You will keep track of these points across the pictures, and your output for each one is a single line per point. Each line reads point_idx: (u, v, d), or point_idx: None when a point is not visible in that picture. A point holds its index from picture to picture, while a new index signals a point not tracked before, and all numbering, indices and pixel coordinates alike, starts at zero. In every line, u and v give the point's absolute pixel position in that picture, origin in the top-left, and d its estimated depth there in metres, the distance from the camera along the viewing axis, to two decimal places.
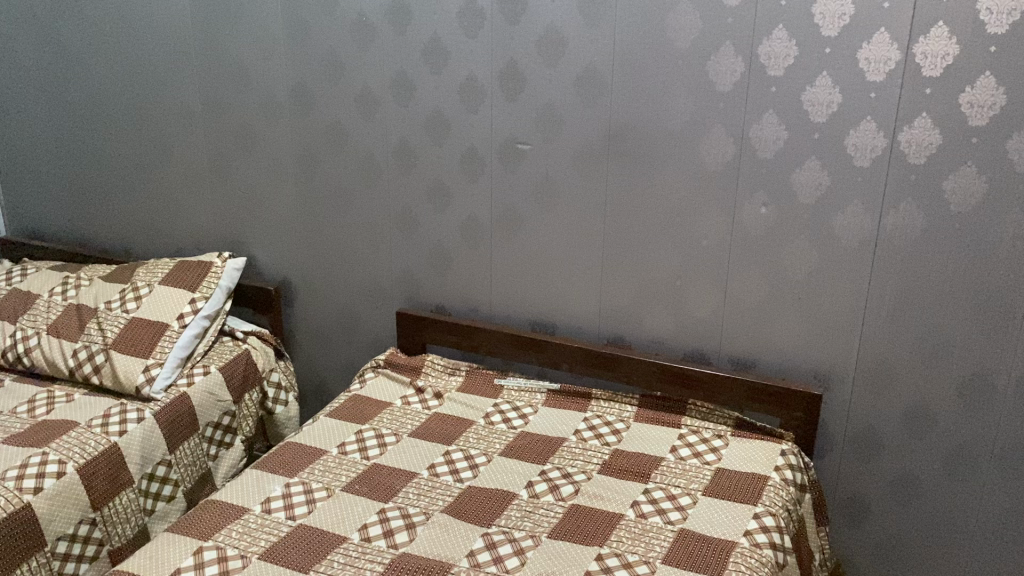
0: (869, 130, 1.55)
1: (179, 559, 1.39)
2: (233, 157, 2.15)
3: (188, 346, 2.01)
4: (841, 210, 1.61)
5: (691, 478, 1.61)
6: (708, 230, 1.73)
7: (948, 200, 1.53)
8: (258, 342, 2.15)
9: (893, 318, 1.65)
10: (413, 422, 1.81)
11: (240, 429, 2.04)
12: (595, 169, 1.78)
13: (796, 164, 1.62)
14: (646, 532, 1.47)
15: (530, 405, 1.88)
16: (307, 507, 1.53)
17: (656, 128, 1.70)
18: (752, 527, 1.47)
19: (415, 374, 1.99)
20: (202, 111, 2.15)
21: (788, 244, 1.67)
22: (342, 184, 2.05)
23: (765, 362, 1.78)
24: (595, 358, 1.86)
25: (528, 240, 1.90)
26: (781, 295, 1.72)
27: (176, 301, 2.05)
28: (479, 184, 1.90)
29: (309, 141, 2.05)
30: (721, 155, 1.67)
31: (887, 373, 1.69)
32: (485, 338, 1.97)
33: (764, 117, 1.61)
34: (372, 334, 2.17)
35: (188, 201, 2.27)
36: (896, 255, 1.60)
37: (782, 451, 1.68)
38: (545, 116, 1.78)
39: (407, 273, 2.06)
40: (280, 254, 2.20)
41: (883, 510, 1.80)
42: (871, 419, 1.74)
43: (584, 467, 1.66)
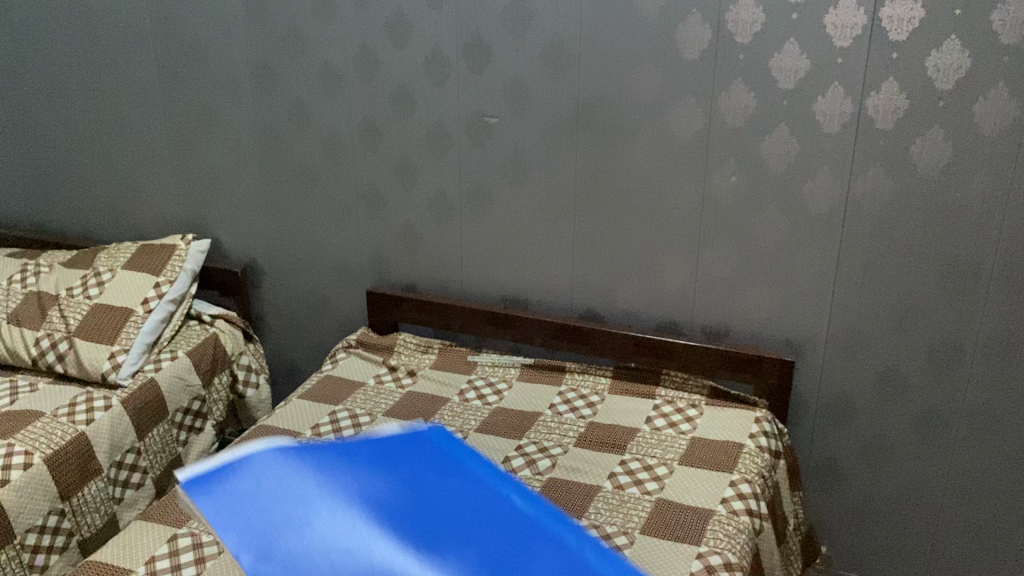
0: (836, 96, 1.54)
1: (153, 547, 1.37)
2: (194, 137, 2.11)
3: (154, 332, 1.97)
4: (811, 177, 1.61)
5: (667, 448, 1.62)
6: (679, 201, 1.72)
7: (916, 164, 1.54)
8: (226, 325, 2.11)
9: (863, 283, 1.66)
10: (387, 401, 1.80)
11: (211, 413, 2.01)
12: (565, 142, 1.76)
13: (765, 132, 1.61)
14: (624, 502, 1.47)
15: (503, 380, 1.87)
16: None
17: (624, 98, 1.68)
18: (729, 495, 1.48)
19: (387, 353, 1.97)
20: (160, 90, 2.09)
21: (758, 213, 1.67)
22: (308, 163, 2.01)
23: (738, 331, 1.79)
24: (569, 332, 1.86)
25: (498, 215, 1.89)
26: (753, 264, 1.72)
27: (140, 285, 2.01)
28: (447, 159, 1.88)
29: (272, 118, 2.00)
30: (690, 125, 1.66)
31: (858, 338, 1.70)
32: (458, 315, 1.95)
33: (732, 85, 1.60)
34: (343, 314, 2.15)
35: (149, 184, 2.21)
36: (865, 221, 1.61)
37: (756, 418, 1.69)
38: (513, 89, 1.76)
39: (376, 251, 2.04)
40: (246, 235, 2.16)
41: (856, 474, 1.82)
42: (842, 384, 1.75)
43: (561, 440, 1.65)
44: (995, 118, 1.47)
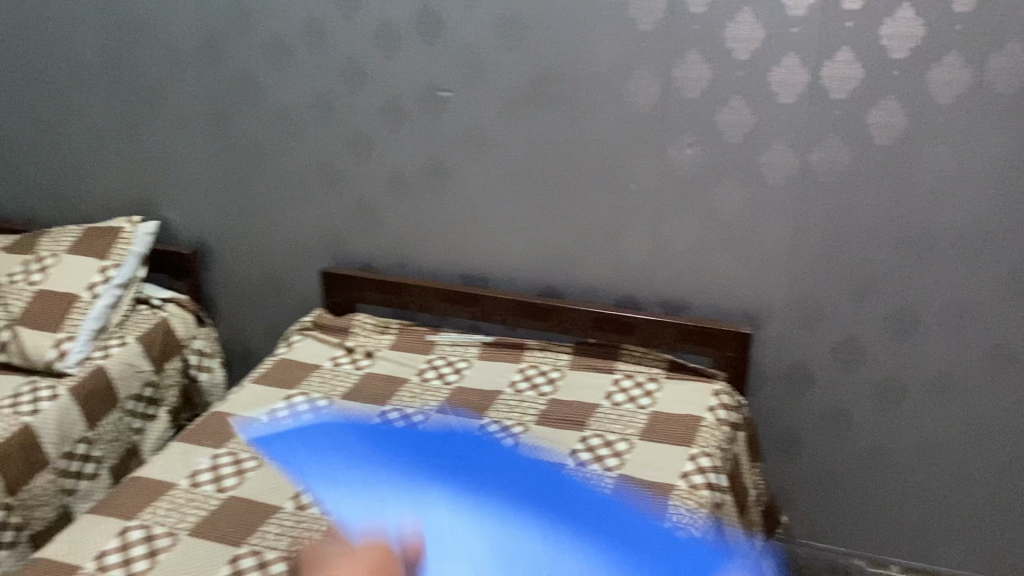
0: (792, 66, 1.53)
1: (103, 541, 1.33)
2: (138, 116, 2.04)
3: (101, 318, 1.91)
4: (767, 147, 1.60)
5: (627, 424, 1.61)
6: (637, 174, 1.70)
7: (871, 134, 1.53)
8: (177, 309, 2.05)
9: (820, 254, 1.65)
10: (344, 383, 1.77)
11: (164, 399, 1.97)
12: (519, 115, 1.73)
13: (721, 104, 1.59)
14: (585, 480, 1.46)
15: (463, 359, 1.85)
16: (237, 478, 1.48)
17: (579, 70, 1.65)
18: (688, 469, 1.48)
19: (344, 334, 1.93)
20: (100, 67, 2.01)
21: (715, 185, 1.66)
22: (257, 141, 1.96)
23: (697, 304, 1.78)
24: (528, 309, 1.84)
25: (454, 192, 1.85)
26: (711, 236, 1.71)
27: (85, 270, 1.94)
28: (400, 134, 1.83)
29: (218, 95, 1.94)
30: (646, 97, 1.63)
31: (815, 308, 1.71)
32: (415, 294, 1.92)
33: (687, 56, 1.58)
34: (298, 295, 2.10)
35: (92, 165, 2.14)
36: (821, 192, 1.60)
37: (715, 390, 1.69)
38: (465, 62, 1.72)
39: (329, 231, 1.99)
40: (195, 216, 2.10)
41: (815, 443, 1.83)
42: (801, 355, 1.76)
43: (521, 418, 1.64)
44: (948, 86, 1.47)
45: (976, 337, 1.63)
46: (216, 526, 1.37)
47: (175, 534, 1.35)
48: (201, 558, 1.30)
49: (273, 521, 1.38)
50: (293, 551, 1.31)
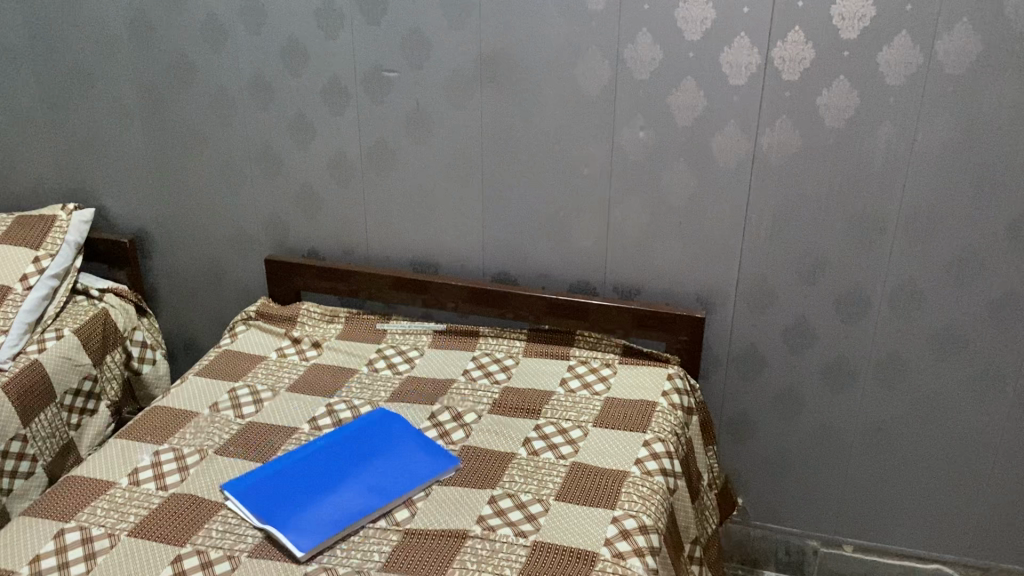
0: (743, 46, 1.51)
1: (37, 544, 1.27)
2: (69, 98, 1.95)
3: (36, 310, 1.83)
4: (718, 129, 1.58)
5: (581, 410, 1.59)
6: (588, 157, 1.67)
7: (822, 115, 1.53)
8: (116, 299, 1.98)
9: (772, 237, 1.65)
10: (291, 374, 1.72)
11: (104, 393, 1.90)
12: (468, 97, 1.69)
13: (672, 85, 1.57)
14: (539, 469, 1.44)
15: (414, 347, 1.81)
16: (180, 475, 1.43)
17: (527, 51, 1.61)
18: (642, 456, 1.46)
19: (291, 324, 1.88)
20: (27, 47, 1.92)
21: (667, 168, 1.64)
22: (196, 124, 1.89)
23: (650, 288, 1.77)
24: (481, 295, 1.80)
25: (401, 176, 1.81)
26: (663, 220, 1.69)
27: (16, 260, 1.85)
28: (345, 117, 1.78)
29: (153, 76, 1.86)
30: (596, 78, 1.60)
31: (767, 291, 1.70)
32: (364, 281, 1.87)
33: (638, 37, 1.55)
34: (243, 283, 2.04)
35: (21, 149, 2.05)
36: (772, 174, 1.59)
37: (669, 375, 1.68)
38: (411, 42, 1.67)
39: (274, 217, 1.94)
40: (133, 202, 2.03)
41: (768, 426, 1.83)
42: (753, 339, 1.76)
43: (474, 407, 1.61)
44: (897, 68, 1.46)
45: (924, 318, 1.64)
46: (158, 525, 1.32)
47: (114, 535, 1.30)
48: (142, 560, 1.25)
49: (217, 519, 1.33)
50: (238, 550, 1.27)
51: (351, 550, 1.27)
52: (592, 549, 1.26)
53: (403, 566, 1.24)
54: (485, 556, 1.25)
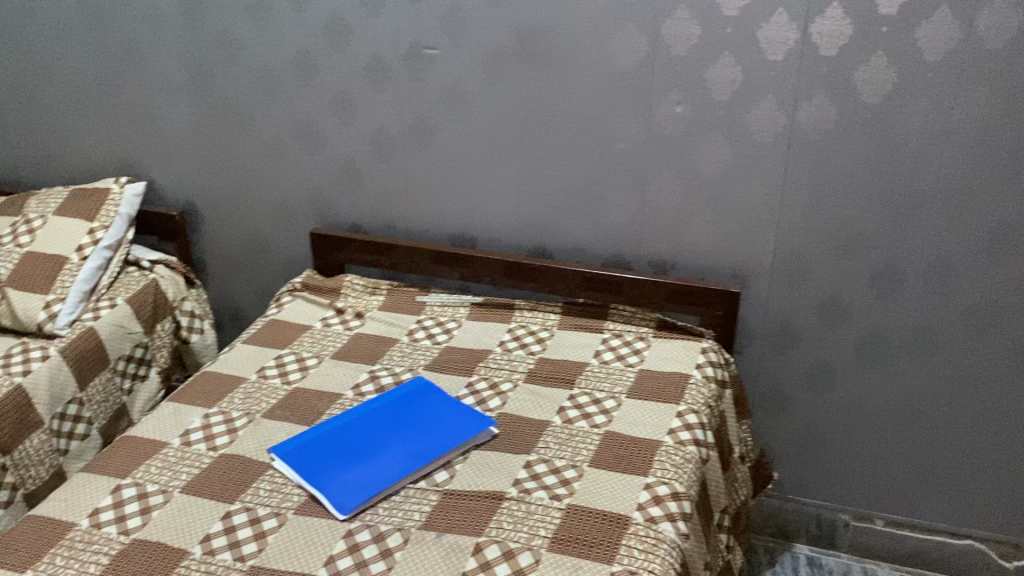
0: (780, 22, 1.52)
1: (96, 499, 1.34)
2: (121, 75, 2.01)
3: (91, 279, 1.91)
4: (755, 105, 1.60)
5: (615, 381, 1.62)
6: (625, 132, 1.70)
7: (859, 91, 1.53)
8: (166, 271, 2.05)
9: (807, 212, 1.66)
10: (335, 343, 1.78)
11: (155, 360, 1.97)
12: (506, 73, 1.72)
13: (709, 61, 1.59)
14: (573, 437, 1.48)
15: (453, 319, 1.85)
16: (229, 437, 1.49)
17: (566, 27, 1.64)
18: (675, 426, 1.50)
19: (334, 295, 1.94)
20: (81, 25, 1.98)
21: (703, 143, 1.66)
22: (242, 100, 1.94)
23: (685, 263, 1.79)
24: (518, 268, 1.84)
25: (441, 151, 1.84)
26: (698, 195, 1.71)
27: (73, 232, 1.93)
28: (387, 93, 1.82)
29: (202, 54, 1.92)
30: (633, 54, 1.62)
31: (802, 267, 1.72)
32: (404, 254, 1.92)
33: (675, 13, 1.57)
34: (287, 256, 2.10)
35: (76, 125, 2.12)
36: (808, 150, 1.60)
37: (703, 348, 1.70)
38: (452, 18, 1.70)
39: (318, 191, 1.99)
40: (182, 176, 2.09)
41: (801, 401, 1.85)
42: (787, 313, 1.77)
43: (510, 376, 1.65)
44: (936, 43, 1.46)
45: (960, 293, 1.64)
46: (209, 483, 1.38)
47: (168, 491, 1.36)
48: (194, 515, 1.31)
49: (265, 478, 1.40)
50: (284, 507, 1.33)
51: (393, 508, 1.33)
52: (624, 513, 1.30)
53: (442, 524, 1.29)
54: (520, 516, 1.30)
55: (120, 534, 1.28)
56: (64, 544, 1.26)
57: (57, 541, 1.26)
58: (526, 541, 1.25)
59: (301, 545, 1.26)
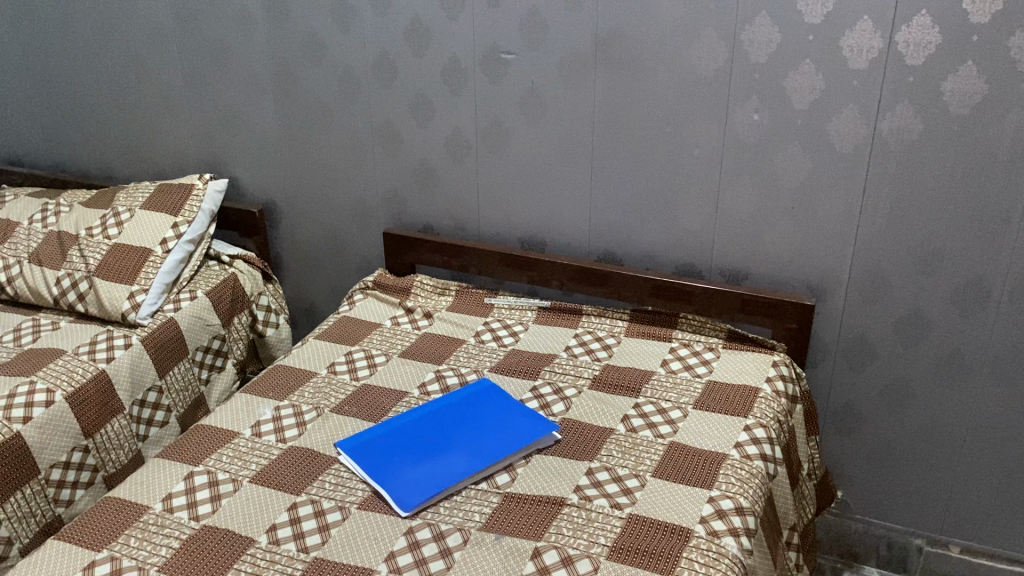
0: (865, 30, 1.48)
1: (170, 485, 1.39)
2: (209, 74, 2.08)
3: (173, 271, 1.97)
4: (836, 113, 1.56)
5: (682, 392, 1.60)
6: (700, 139, 1.68)
7: (947, 102, 1.48)
8: (244, 266, 2.11)
9: (888, 225, 1.61)
10: (403, 341, 1.80)
11: (231, 352, 2.03)
12: (582, 78, 1.71)
13: (790, 68, 1.56)
14: (637, 445, 1.47)
15: (520, 322, 1.86)
16: (298, 429, 1.53)
17: (643, 32, 1.63)
18: (742, 440, 1.47)
19: (404, 295, 1.96)
20: (174, 26, 2.06)
21: (781, 152, 1.63)
22: (322, 101, 1.99)
23: (758, 273, 1.76)
24: (587, 274, 1.83)
25: (514, 155, 1.85)
26: (774, 204, 1.68)
27: (158, 226, 2.00)
28: (463, 96, 1.84)
29: (286, 55, 1.97)
30: (712, 60, 1.60)
31: (880, 282, 1.67)
32: (474, 256, 1.93)
33: (756, 19, 1.54)
34: (361, 254, 2.14)
35: (166, 123, 2.19)
36: (891, 162, 1.56)
37: (774, 361, 1.67)
38: (530, 23, 1.71)
39: (392, 192, 2.02)
40: (263, 174, 2.15)
41: (876, 419, 1.80)
42: (863, 329, 1.72)
43: (575, 382, 1.65)
44: None
45: None
46: (277, 474, 1.42)
47: (238, 480, 1.40)
48: (261, 504, 1.35)
49: (331, 472, 1.42)
50: (348, 502, 1.35)
51: (454, 508, 1.34)
52: (686, 526, 1.28)
53: (502, 526, 1.29)
54: (580, 523, 1.29)
55: (191, 520, 1.32)
56: (138, 526, 1.30)
57: (132, 522, 1.31)
58: (585, 548, 1.24)
59: (362, 539, 1.28)
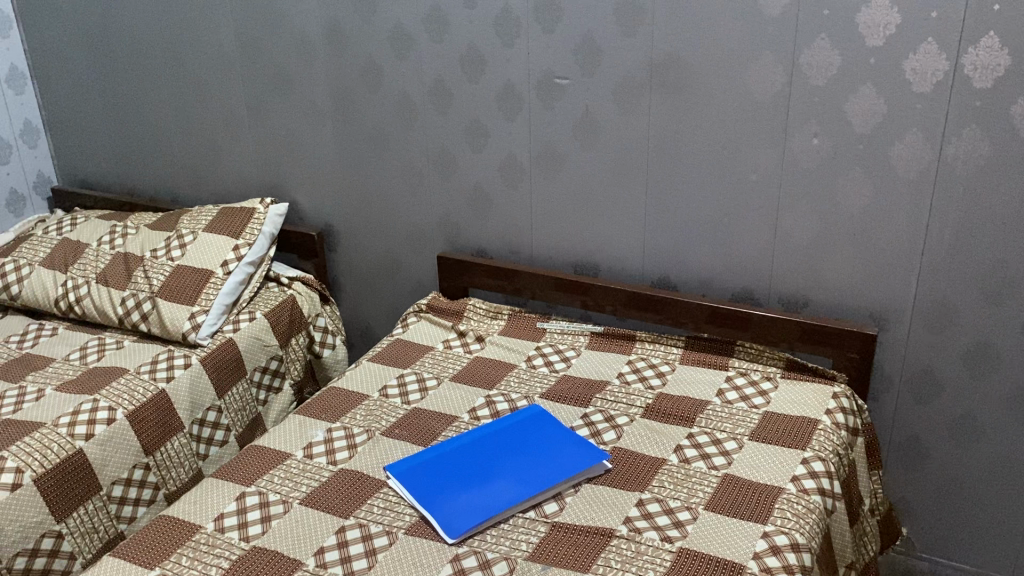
0: (929, 52, 1.44)
1: (222, 504, 1.41)
2: (271, 101, 2.13)
3: (233, 293, 2.01)
4: (900, 138, 1.51)
5: (738, 423, 1.56)
6: (758, 164, 1.65)
7: (1018, 125, 1.43)
8: (303, 288, 2.14)
9: (955, 252, 1.55)
10: (455, 365, 1.80)
11: (288, 372, 2.06)
12: (637, 103, 1.70)
13: (851, 92, 1.52)
14: (689, 477, 1.43)
15: (572, 347, 1.84)
16: (348, 452, 1.54)
17: (700, 56, 1.61)
18: (800, 473, 1.43)
19: (457, 318, 1.96)
20: (238, 54, 2.11)
21: (841, 178, 1.59)
22: (380, 127, 2.01)
23: (818, 301, 1.71)
24: (641, 299, 1.81)
25: (569, 179, 1.84)
26: (834, 230, 1.63)
27: (220, 248, 2.05)
28: (518, 122, 1.84)
29: (345, 82, 2.01)
30: (770, 84, 1.57)
31: (946, 312, 1.61)
32: (528, 281, 1.93)
33: (815, 42, 1.51)
34: (416, 277, 2.15)
35: (230, 148, 2.25)
36: (957, 187, 1.51)
37: (834, 393, 1.62)
38: (585, 48, 1.70)
39: (447, 216, 2.03)
40: (322, 198, 2.18)
41: (942, 454, 1.73)
42: (929, 360, 1.66)
43: (627, 410, 1.62)
44: None
45: None
46: (327, 496, 1.42)
47: (288, 501, 1.41)
48: (311, 527, 1.35)
49: (379, 496, 1.42)
50: (396, 526, 1.35)
51: (501, 536, 1.32)
52: (738, 561, 1.25)
53: (549, 557, 1.27)
54: (629, 556, 1.27)
55: (240, 540, 1.33)
56: (190, 544, 1.32)
57: (185, 541, 1.33)
58: None
59: (409, 565, 1.27)
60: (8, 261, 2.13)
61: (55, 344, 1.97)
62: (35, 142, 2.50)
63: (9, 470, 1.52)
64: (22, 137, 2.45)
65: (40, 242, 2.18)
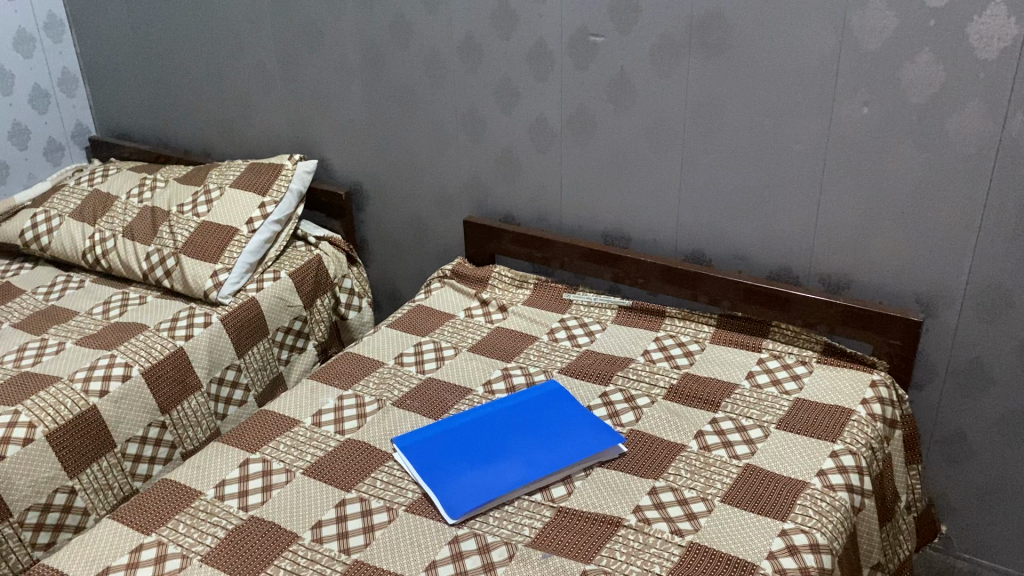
0: (997, 15, 1.30)
1: (224, 470, 1.38)
2: (301, 55, 2.07)
3: (258, 251, 1.98)
4: (958, 110, 1.38)
5: (766, 409, 1.47)
6: (802, 134, 1.53)
7: None
8: (330, 248, 2.10)
9: (1014, 236, 1.43)
10: (474, 335, 1.74)
11: (312, 333, 2.03)
12: (674, 65, 1.59)
13: (906, 58, 1.39)
14: (708, 466, 1.35)
15: (598, 321, 1.77)
16: (357, 422, 1.49)
17: (742, 15, 1.49)
18: (827, 467, 1.33)
19: (482, 286, 1.90)
20: (268, 5, 2.05)
21: (892, 152, 1.47)
22: (409, 84, 1.94)
23: (861, 284, 1.60)
24: (672, 274, 1.72)
25: (601, 144, 1.75)
26: (881, 208, 1.52)
27: (246, 205, 2.01)
28: (549, 82, 1.75)
29: (375, 36, 1.93)
30: (818, 47, 1.45)
31: (1001, 299, 1.48)
32: (556, 250, 1.85)
33: (869, 2, 1.39)
34: (444, 241, 2.09)
35: (260, 102, 2.20)
36: (1020, 165, 1.38)
37: (873, 382, 1.51)
38: (620, 5, 1.60)
39: (476, 179, 1.96)
40: (351, 156, 2.13)
41: (988, 450, 1.62)
42: (978, 351, 1.54)
43: (649, 390, 1.55)
44: None
45: None
46: (330, 467, 1.39)
47: (292, 470, 1.38)
48: (311, 500, 1.32)
49: (384, 469, 1.38)
50: (397, 503, 1.31)
51: (503, 519, 1.27)
52: (751, 560, 1.17)
53: (551, 544, 1.22)
54: (635, 548, 1.20)
55: (239, 509, 1.30)
56: (188, 511, 1.30)
57: (184, 507, 1.31)
58: None
59: (406, 545, 1.23)
60: (39, 212, 2.13)
61: (81, 297, 1.97)
62: (72, 91, 2.49)
63: (22, 424, 1.52)
64: (60, 86, 2.44)
65: (71, 193, 2.17)
